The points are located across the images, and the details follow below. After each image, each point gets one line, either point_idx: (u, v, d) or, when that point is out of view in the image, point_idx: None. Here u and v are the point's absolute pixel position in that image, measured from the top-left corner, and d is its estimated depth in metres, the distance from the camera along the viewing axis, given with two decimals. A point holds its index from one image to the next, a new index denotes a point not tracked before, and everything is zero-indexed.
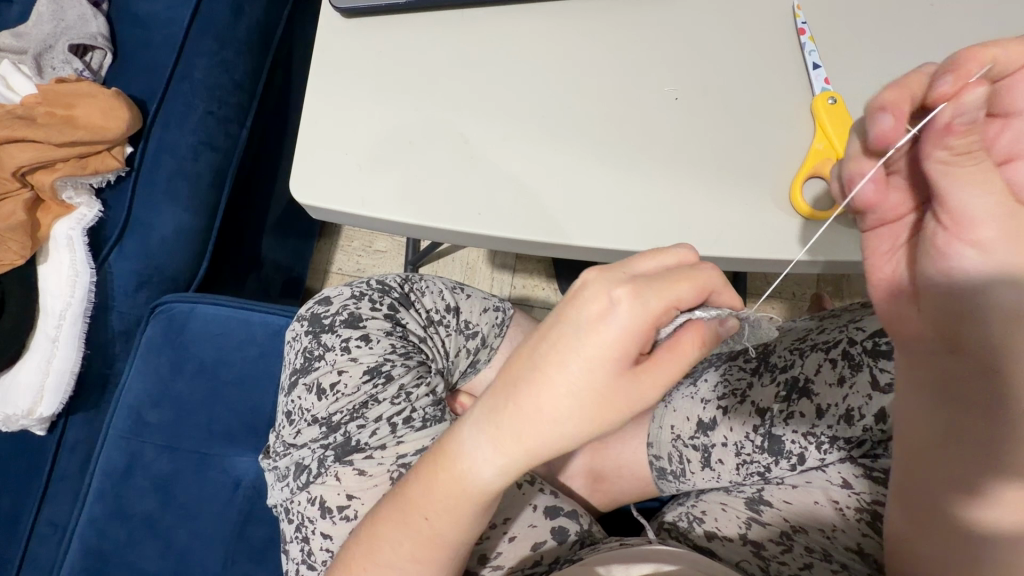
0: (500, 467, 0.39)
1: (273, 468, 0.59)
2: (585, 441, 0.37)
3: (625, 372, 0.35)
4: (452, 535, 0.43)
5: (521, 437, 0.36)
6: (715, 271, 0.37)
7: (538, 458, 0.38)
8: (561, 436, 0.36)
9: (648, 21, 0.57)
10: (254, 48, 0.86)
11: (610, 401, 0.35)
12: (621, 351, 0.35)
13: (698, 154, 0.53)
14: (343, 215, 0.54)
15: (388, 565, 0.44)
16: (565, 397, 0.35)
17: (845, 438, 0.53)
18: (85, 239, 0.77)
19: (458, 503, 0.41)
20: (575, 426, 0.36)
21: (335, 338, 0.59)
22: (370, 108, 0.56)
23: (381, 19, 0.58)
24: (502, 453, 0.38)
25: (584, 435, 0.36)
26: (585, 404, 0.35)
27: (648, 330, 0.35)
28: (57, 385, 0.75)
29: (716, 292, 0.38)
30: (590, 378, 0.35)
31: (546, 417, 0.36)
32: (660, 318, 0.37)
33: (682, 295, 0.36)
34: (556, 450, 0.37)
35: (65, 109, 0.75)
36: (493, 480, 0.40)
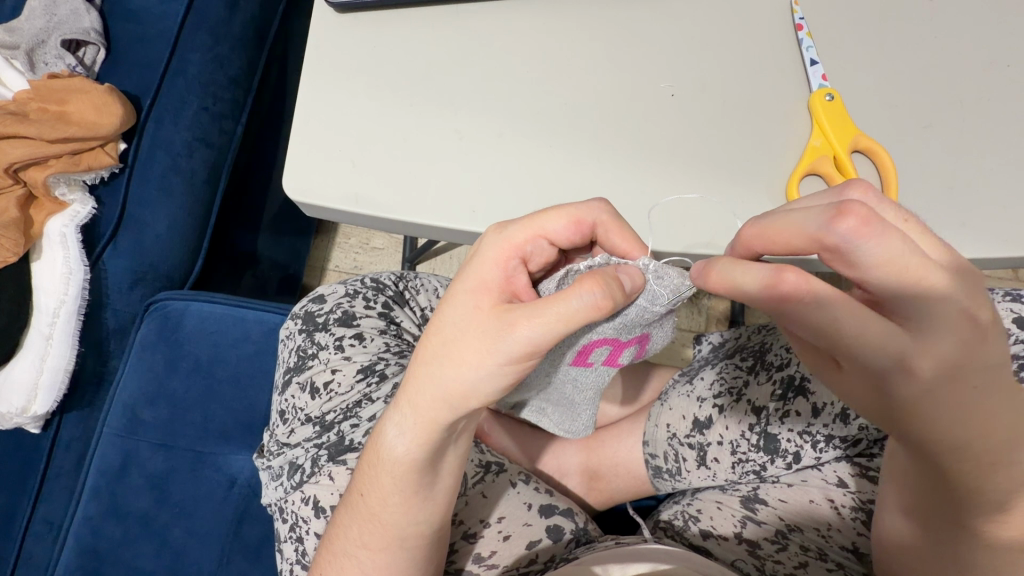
0: (403, 432, 0.41)
1: (267, 467, 0.59)
2: (464, 393, 0.37)
3: (486, 302, 0.37)
4: (399, 519, 0.43)
5: (407, 384, 0.40)
6: (592, 203, 0.40)
7: (437, 419, 0.39)
8: (434, 385, 0.38)
9: (643, 16, 0.57)
10: (249, 43, 0.85)
11: (470, 333, 0.36)
12: (484, 283, 0.38)
13: (694, 152, 0.53)
14: (337, 214, 0.54)
15: (346, 556, 0.45)
16: (437, 335, 0.38)
17: (841, 436, 0.53)
18: (78, 237, 0.76)
19: (378, 473, 0.43)
20: (443, 369, 0.37)
21: (329, 336, 0.59)
22: (364, 104, 0.55)
23: (375, 14, 0.58)
24: (403, 414, 0.41)
25: (459, 381, 0.36)
26: (449, 338, 0.37)
27: (508, 261, 0.38)
28: (52, 382, 0.74)
29: (598, 225, 0.40)
30: (455, 313, 0.38)
31: (422, 361, 0.38)
32: (539, 256, 0.39)
33: (550, 225, 0.38)
34: (435, 406, 0.38)
35: (58, 105, 0.75)
36: (404, 450, 0.41)
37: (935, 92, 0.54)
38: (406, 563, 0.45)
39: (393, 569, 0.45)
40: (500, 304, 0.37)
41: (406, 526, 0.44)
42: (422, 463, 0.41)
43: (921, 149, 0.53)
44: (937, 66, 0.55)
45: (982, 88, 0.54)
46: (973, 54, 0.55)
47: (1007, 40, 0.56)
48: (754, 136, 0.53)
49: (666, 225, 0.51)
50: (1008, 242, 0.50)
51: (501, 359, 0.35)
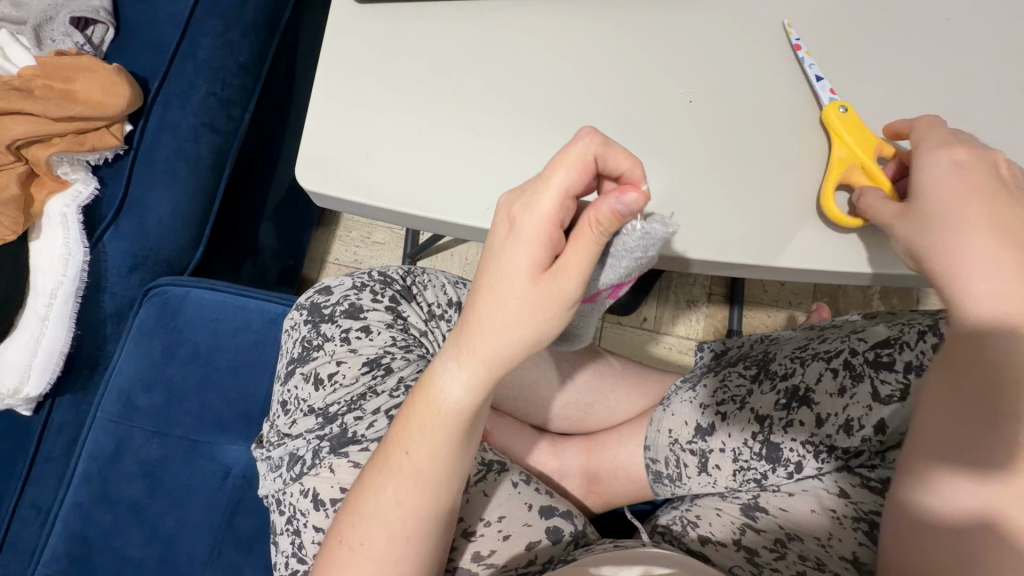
0: (466, 381, 0.43)
1: (265, 458, 0.57)
2: (532, 344, 0.41)
3: (539, 277, 0.39)
4: (431, 474, 0.45)
5: (474, 346, 0.42)
6: (587, 138, 0.37)
7: (499, 369, 0.42)
8: (505, 344, 0.41)
9: (663, 20, 0.57)
10: (260, 30, 0.84)
11: (527, 305, 0.40)
12: (529, 259, 0.39)
13: (710, 156, 0.53)
14: (349, 205, 0.53)
15: (374, 517, 0.45)
16: (501, 306, 0.40)
17: (844, 448, 0.53)
18: (80, 217, 0.75)
19: (433, 426, 0.44)
20: (512, 334, 0.40)
21: (335, 328, 0.58)
22: (381, 96, 0.55)
23: (393, 7, 0.57)
24: (467, 367, 0.42)
25: (530, 338, 0.40)
26: (514, 310, 0.40)
27: (546, 233, 0.39)
28: (46, 365, 0.73)
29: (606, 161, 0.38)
30: (512, 290, 0.40)
31: (489, 328, 0.41)
32: (564, 217, 0.39)
33: (566, 183, 0.38)
34: (508, 362, 0.42)
35: (64, 83, 0.73)
36: (463, 400, 0.43)
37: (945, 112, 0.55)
38: (428, 526, 0.45)
39: (414, 534, 0.45)
40: (544, 269, 0.40)
41: (437, 485, 0.45)
42: (466, 411, 0.44)
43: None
44: (949, 86, 0.55)
45: (992, 109, 0.55)
46: (986, 76, 0.56)
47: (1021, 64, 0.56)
48: (769, 147, 0.54)
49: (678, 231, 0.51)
50: None
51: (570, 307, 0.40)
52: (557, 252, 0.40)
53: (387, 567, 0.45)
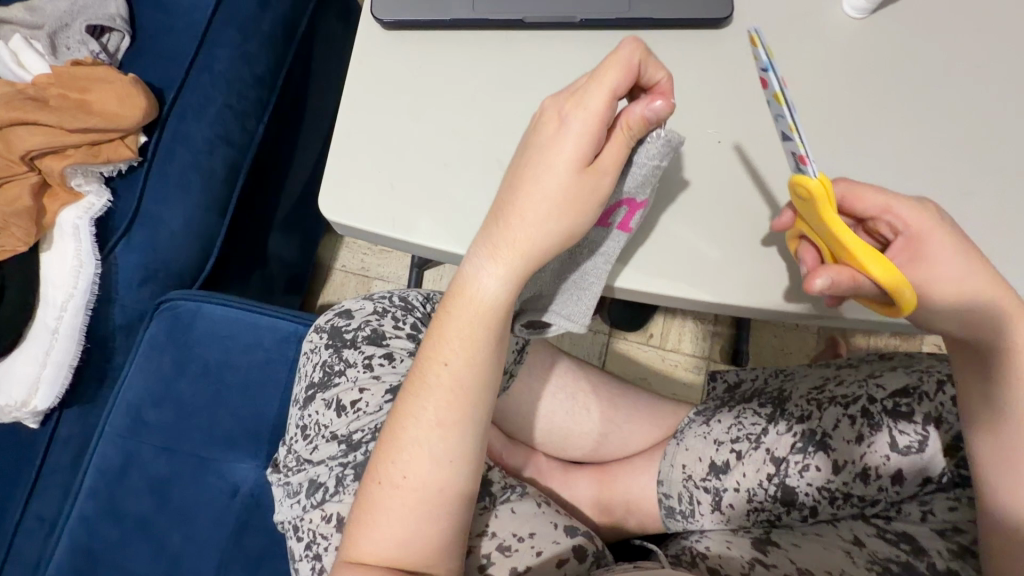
0: (503, 278, 0.44)
1: (282, 483, 0.56)
2: (568, 238, 0.44)
3: (579, 169, 0.42)
4: (470, 381, 0.46)
5: (510, 234, 0.43)
6: (631, 43, 0.39)
7: (537, 259, 0.44)
8: (544, 233, 0.43)
9: (700, 49, 0.54)
10: (277, 42, 0.83)
11: (568, 192, 0.42)
12: (575, 150, 0.41)
13: (746, 193, 0.51)
14: (373, 237, 0.53)
15: (416, 441, 0.45)
16: (542, 195, 0.42)
17: (860, 497, 0.53)
18: (92, 229, 0.74)
19: (471, 331, 0.45)
20: (552, 220, 0.43)
21: (356, 354, 0.56)
22: (406, 126, 0.54)
23: (419, 34, 0.57)
24: (502, 266, 0.44)
25: (568, 229, 0.43)
26: (555, 200, 0.42)
27: (596, 131, 0.41)
28: (54, 378, 0.72)
29: (644, 63, 0.40)
30: (553, 179, 0.42)
31: (527, 215, 0.42)
32: (604, 118, 0.41)
33: (613, 83, 0.40)
34: (545, 252, 0.44)
35: (79, 93, 0.72)
36: (498, 301, 0.45)
37: None
38: (467, 445, 0.46)
39: (455, 453, 0.46)
40: (585, 165, 0.42)
41: (474, 397, 0.46)
42: (498, 314, 0.45)
43: (984, 207, 0.50)
44: None
45: None
46: None
47: None
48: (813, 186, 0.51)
49: (700, 269, 0.50)
50: None
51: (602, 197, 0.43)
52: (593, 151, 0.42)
53: (433, 495, 0.45)
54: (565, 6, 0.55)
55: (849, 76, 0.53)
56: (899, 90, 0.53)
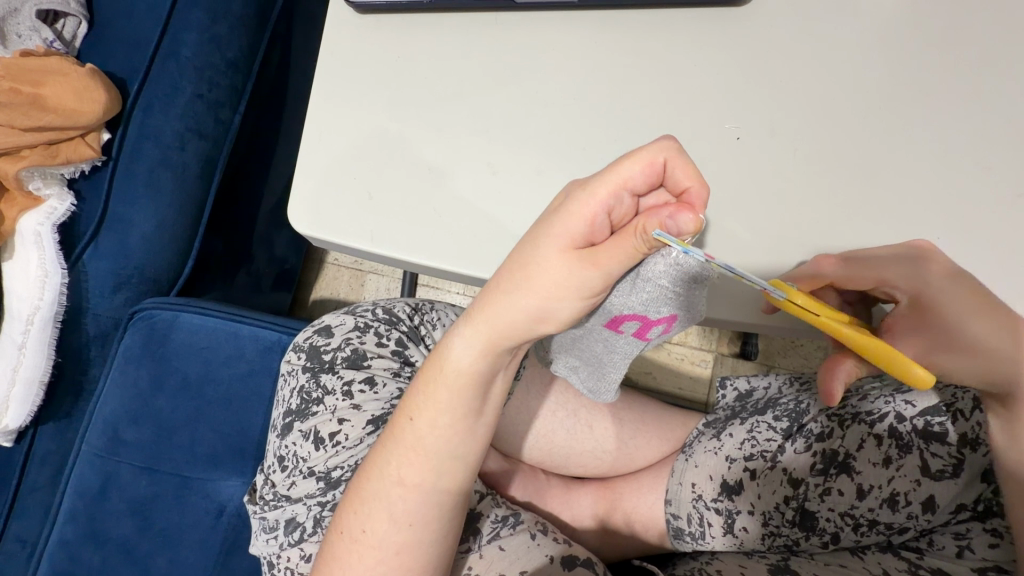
0: (474, 348, 0.40)
1: (258, 516, 0.53)
2: (541, 318, 0.37)
3: (567, 252, 0.34)
4: (434, 446, 0.43)
5: (485, 305, 0.38)
6: (667, 139, 0.32)
7: (507, 338, 0.39)
8: (513, 309, 0.37)
9: (718, 32, 0.48)
10: (250, 24, 0.76)
11: (547, 270, 0.35)
12: (569, 232, 0.34)
13: (768, 197, 0.46)
14: (352, 249, 0.48)
15: (378, 498, 0.43)
16: (523, 271, 0.36)
17: (887, 523, 0.49)
18: (56, 236, 0.68)
19: (441, 391, 0.42)
20: (527, 298, 0.36)
21: (335, 379, 0.51)
22: (386, 125, 0.49)
23: (400, 19, 0.50)
24: (475, 333, 0.39)
25: (540, 309, 0.36)
26: (533, 276, 0.35)
27: (595, 216, 0.33)
28: (26, 396, 0.68)
29: (675, 163, 0.32)
30: (540, 257, 0.35)
31: (505, 285, 0.37)
32: (617, 211, 0.34)
33: (629, 172, 0.32)
34: (514, 332, 0.38)
35: (33, 87, 0.65)
36: (471, 366, 0.41)
37: None
38: (430, 511, 0.43)
39: (416, 515, 0.43)
40: (575, 249, 0.35)
41: (441, 461, 0.43)
42: (476, 378, 0.41)
43: None
44: None
45: None
46: None
47: None
48: (845, 186, 0.45)
49: None
50: None
51: (588, 292, 0.35)
52: (590, 242, 0.35)
53: (390, 558, 0.43)
54: None
55: (891, 56, 0.46)
56: (951, 69, 0.46)
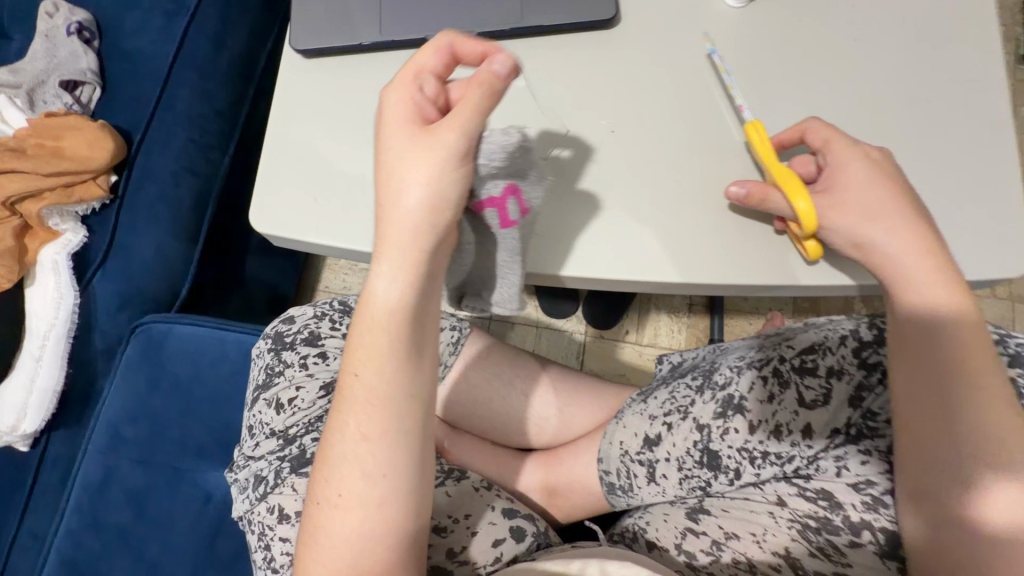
0: (395, 279, 0.44)
1: (235, 481, 0.61)
2: (433, 204, 0.42)
3: (415, 132, 0.42)
4: (385, 391, 0.46)
5: (386, 229, 0.43)
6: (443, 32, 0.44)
7: (417, 246, 0.43)
8: (408, 214, 0.42)
9: (593, 50, 0.59)
10: (234, 79, 0.90)
11: (413, 151, 0.42)
12: (406, 116, 0.43)
13: (641, 178, 0.55)
14: (300, 243, 0.58)
15: (346, 456, 0.46)
16: (399, 167, 0.42)
17: (776, 453, 0.55)
18: (71, 264, 0.81)
19: (378, 332, 0.45)
20: (413, 193, 0.42)
21: (294, 355, 0.61)
22: (328, 142, 0.59)
23: (338, 59, 0.61)
24: (389, 265, 0.44)
25: (428, 194, 0.42)
26: (410, 164, 0.41)
27: (411, 97, 0.43)
28: (41, 402, 0.78)
29: (454, 44, 0.44)
30: (403, 146, 0.42)
31: (394, 190, 0.42)
32: (428, 91, 0.44)
33: (424, 61, 0.44)
34: (414, 238, 0.43)
35: (54, 141, 0.80)
36: (396, 301, 0.44)
37: (867, 120, 0.55)
38: (397, 457, 0.46)
39: (386, 467, 0.46)
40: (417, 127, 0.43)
41: (398, 405, 0.46)
42: (407, 310, 0.45)
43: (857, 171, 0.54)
44: (874, 95, 0.56)
45: (916, 118, 0.55)
46: (908, 85, 0.56)
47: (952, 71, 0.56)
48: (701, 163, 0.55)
49: (587, 258, 0.54)
50: None
51: (455, 159, 0.41)
52: (430, 120, 0.43)
53: (372, 512, 0.45)
54: (465, 20, 0.60)
55: (728, 62, 0.58)
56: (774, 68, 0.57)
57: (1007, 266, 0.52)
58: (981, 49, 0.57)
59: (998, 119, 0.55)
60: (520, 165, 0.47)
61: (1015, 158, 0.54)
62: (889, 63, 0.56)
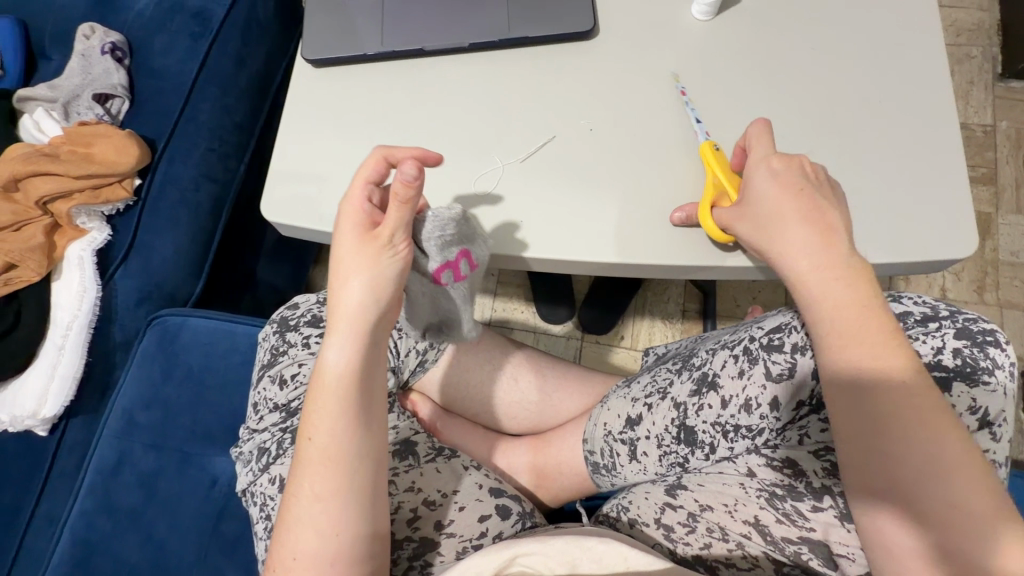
0: (344, 353, 0.52)
1: (239, 455, 0.64)
2: (377, 286, 0.51)
3: (360, 237, 0.52)
4: (336, 451, 0.51)
5: (336, 315, 0.52)
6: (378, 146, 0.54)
7: (364, 323, 0.52)
8: (354, 301, 0.51)
9: (573, 62, 0.66)
10: (251, 95, 0.98)
11: (358, 252, 0.51)
12: (353, 225, 0.52)
13: (614, 172, 0.62)
14: (304, 231, 0.64)
15: (302, 515, 0.51)
16: (346, 266, 0.51)
17: (748, 427, 0.56)
18: (94, 259, 0.86)
19: (330, 399, 0.52)
20: (356, 284, 0.51)
21: (297, 335, 0.65)
22: (333, 142, 0.65)
23: (344, 68, 0.67)
24: (341, 340, 0.52)
25: (372, 281, 0.51)
26: (354, 262, 0.51)
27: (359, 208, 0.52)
28: (61, 389, 0.83)
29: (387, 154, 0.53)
30: (347, 250, 0.52)
31: (342, 284, 0.52)
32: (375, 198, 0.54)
33: (366, 174, 0.53)
34: (365, 315, 0.51)
35: (85, 147, 0.86)
36: (345, 370, 0.52)
37: (820, 121, 0.61)
38: (348, 513, 0.51)
39: (338, 522, 0.50)
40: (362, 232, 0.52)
41: (347, 463, 0.51)
42: (352, 379, 0.52)
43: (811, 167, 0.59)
44: (826, 100, 0.62)
45: (864, 120, 0.61)
46: (857, 91, 0.62)
47: (895, 79, 0.62)
48: (669, 159, 0.62)
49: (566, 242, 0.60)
50: (890, 244, 0.57)
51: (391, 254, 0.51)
52: (376, 220, 0.53)
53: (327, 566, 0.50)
54: (457, 33, 0.66)
55: (695, 71, 0.64)
56: (736, 76, 0.64)
57: (949, 250, 0.57)
58: (923, 59, 0.63)
59: (938, 120, 0.61)
60: (466, 232, 0.57)
61: (956, 154, 0.59)
62: (839, 72, 0.63)
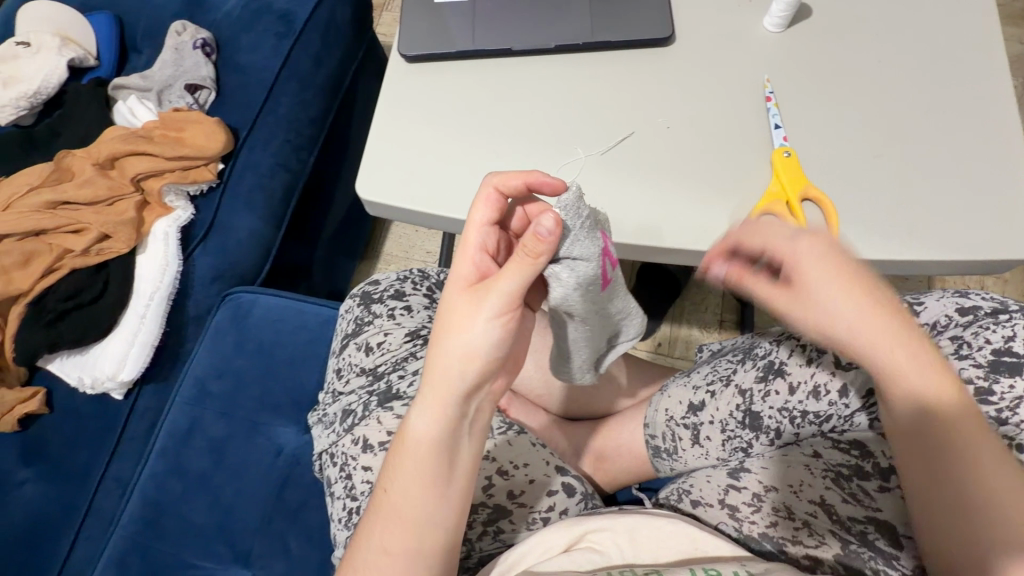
0: (430, 420, 0.48)
1: (321, 418, 0.68)
2: (469, 356, 0.47)
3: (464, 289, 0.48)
4: (412, 511, 0.48)
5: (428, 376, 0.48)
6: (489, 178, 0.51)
7: (454, 388, 0.47)
8: (448, 370, 0.47)
9: (650, 66, 0.70)
10: (327, 92, 1.04)
11: (457, 307, 0.48)
12: (463, 272, 0.49)
13: (689, 167, 0.65)
14: (396, 210, 0.68)
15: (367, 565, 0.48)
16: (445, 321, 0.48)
17: (815, 412, 0.59)
18: (178, 236, 0.92)
19: (413, 463, 0.48)
20: (454, 348, 0.47)
21: (383, 307, 0.69)
22: (424, 130, 0.70)
23: (436, 64, 0.73)
24: (429, 406, 0.48)
25: (468, 344, 0.47)
26: (453, 317, 0.47)
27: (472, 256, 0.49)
28: (140, 355, 0.88)
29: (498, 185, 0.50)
30: (449, 304, 0.48)
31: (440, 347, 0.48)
32: (489, 240, 0.50)
33: (479, 214, 0.50)
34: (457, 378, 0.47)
35: (177, 132, 0.93)
36: (430, 435, 0.48)
37: (886, 128, 0.65)
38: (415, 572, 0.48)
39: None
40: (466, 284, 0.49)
41: (421, 528, 0.48)
42: (435, 444, 0.48)
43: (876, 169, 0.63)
44: (892, 109, 0.66)
45: (928, 128, 0.64)
46: (921, 102, 0.66)
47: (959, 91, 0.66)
48: (740, 158, 0.65)
49: (643, 229, 0.64)
50: (955, 245, 0.60)
51: (493, 311, 0.46)
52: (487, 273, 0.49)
53: None
54: (542, 37, 0.71)
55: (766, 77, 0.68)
56: (806, 84, 0.68)
57: (1011, 252, 0.59)
58: (986, 74, 0.66)
59: (1001, 132, 0.64)
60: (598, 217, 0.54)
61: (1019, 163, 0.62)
62: (905, 84, 0.66)
